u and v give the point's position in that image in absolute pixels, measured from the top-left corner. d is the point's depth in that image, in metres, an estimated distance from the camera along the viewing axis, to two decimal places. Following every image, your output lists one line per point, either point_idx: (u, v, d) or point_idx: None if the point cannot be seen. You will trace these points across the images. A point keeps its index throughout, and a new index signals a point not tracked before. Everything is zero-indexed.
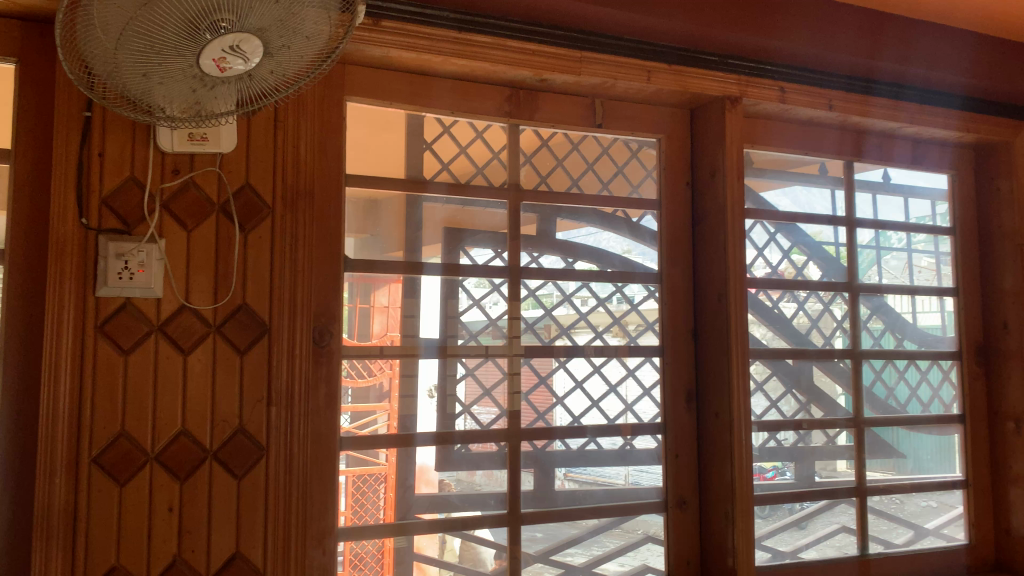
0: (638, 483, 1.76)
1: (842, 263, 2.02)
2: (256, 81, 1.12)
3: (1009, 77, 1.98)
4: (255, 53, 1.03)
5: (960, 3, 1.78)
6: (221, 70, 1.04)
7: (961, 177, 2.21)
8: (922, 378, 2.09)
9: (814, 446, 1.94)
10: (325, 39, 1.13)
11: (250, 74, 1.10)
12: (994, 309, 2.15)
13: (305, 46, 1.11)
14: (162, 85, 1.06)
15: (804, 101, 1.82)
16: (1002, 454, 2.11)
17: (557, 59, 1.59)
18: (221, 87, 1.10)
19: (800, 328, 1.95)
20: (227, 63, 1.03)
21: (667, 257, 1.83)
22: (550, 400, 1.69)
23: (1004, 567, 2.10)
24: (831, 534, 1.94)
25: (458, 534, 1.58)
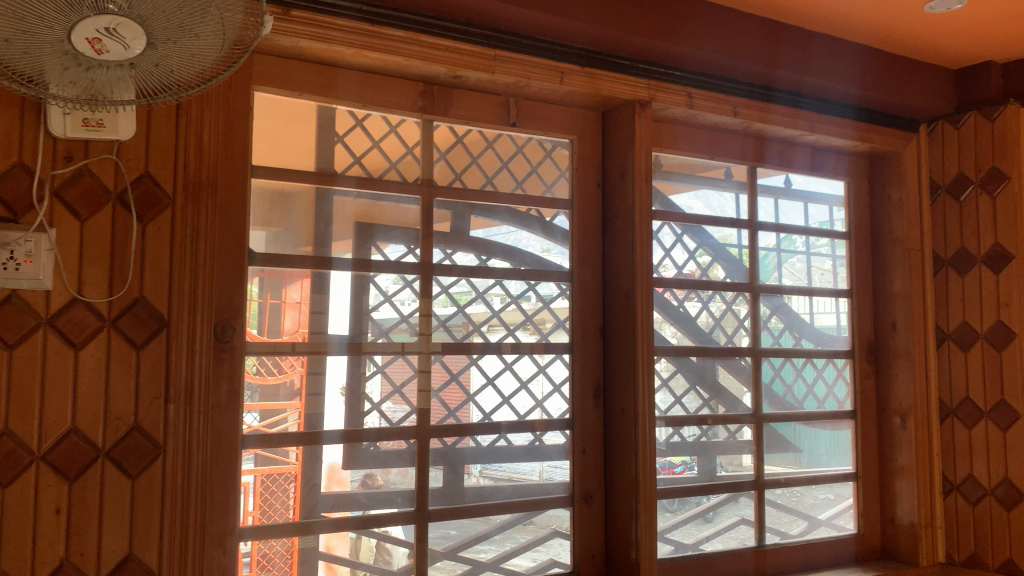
0: (552, 478, 1.78)
1: (743, 264, 2.09)
2: (137, 71, 1.07)
3: (898, 91, 2.09)
4: (134, 38, 0.99)
5: (855, 20, 1.88)
6: (96, 51, 0.99)
7: (856, 183, 2.31)
8: (818, 375, 2.18)
9: (716, 441, 2.00)
10: (218, 41, 1.09)
11: (131, 64, 1.05)
12: (884, 311, 2.27)
13: (194, 44, 1.07)
14: (28, 55, 0.99)
15: (710, 107, 1.88)
16: (889, 447, 2.23)
17: (471, 56, 1.59)
18: (97, 70, 1.04)
19: (704, 327, 2.01)
20: (103, 45, 0.98)
21: (578, 256, 1.85)
22: (461, 398, 1.69)
23: (889, 555, 2.22)
24: (731, 526, 2.00)
25: (369, 532, 1.57)
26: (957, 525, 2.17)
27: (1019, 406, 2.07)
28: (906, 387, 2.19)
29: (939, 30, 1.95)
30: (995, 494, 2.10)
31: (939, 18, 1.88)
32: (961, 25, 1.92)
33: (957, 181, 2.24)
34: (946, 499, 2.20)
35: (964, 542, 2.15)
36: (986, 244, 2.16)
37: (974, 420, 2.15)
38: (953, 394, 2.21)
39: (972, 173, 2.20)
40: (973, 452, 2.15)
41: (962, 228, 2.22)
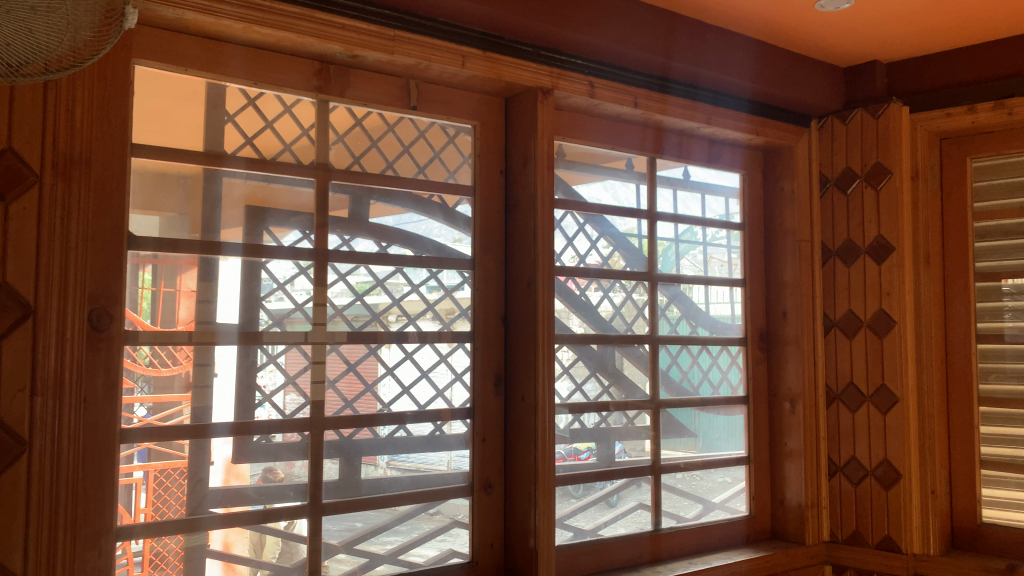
0: (460, 468, 1.78)
1: (643, 254, 2.11)
2: None
3: (789, 86, 2.16)
4: None
5: (752, 15, 1.93)
6: None
7: (751, 176, 2.38)
8: (712, 362, 2.24)
9: (614, 428, 2.02)
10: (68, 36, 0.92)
11: None
12: (775, 299, 2.35)
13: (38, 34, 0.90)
14: None
15: (611, 96, 1.89)
16: (779, 432, 2.31)
17: (369, 36, 1.54)
18: None
19: (604, 315, 2.03)
20: None
21: (480, 244, 1.83)
22: (358, 387, 1.65)
23: (779, 535, 2.30)
24: (629, 511, 2.03)
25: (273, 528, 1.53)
26: (841, 504, 2.27)
27: (898, 390, 2.18)
28: (796, 373, 2.28)
29: (829, 29, 2.02)
30: (875, 474, 2.21)
31: (829, 17, 1.95)
32: (849, 25, 2.00)
33: (844, 175, 2.33)
34: (831, 480, 2.30)
35: (846, 521, 2.25)
36: (870, 236, 2.26)
37: (857, 404, 2.25)
38: (839, 380, 2.31)
39: (859, 167, 2.29)
40: (856, 434, 2.25)
41: (849, 220, 2.31)
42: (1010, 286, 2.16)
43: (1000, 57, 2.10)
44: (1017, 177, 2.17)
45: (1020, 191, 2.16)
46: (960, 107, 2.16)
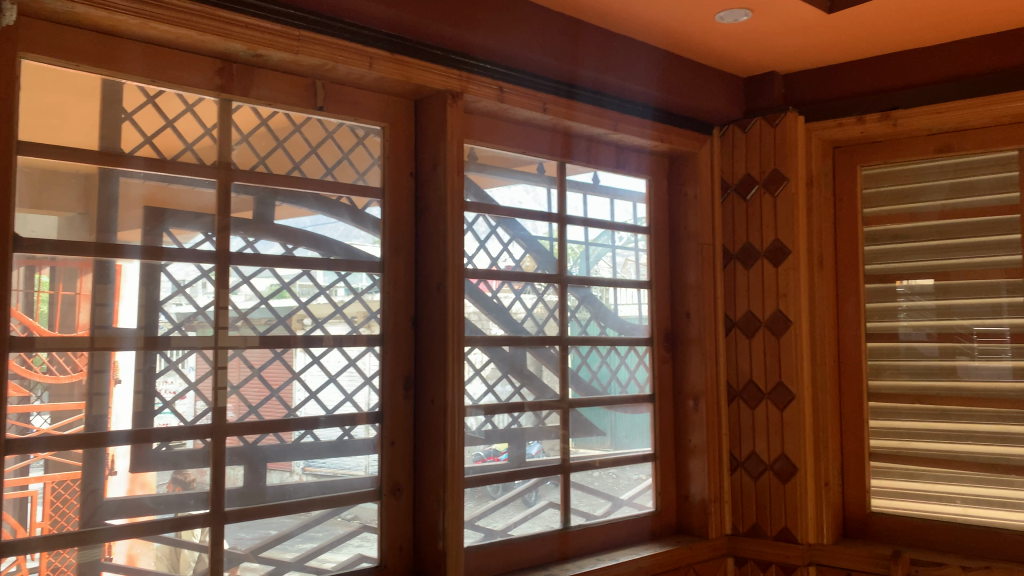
0: (376, 473, 1.77)
1: (553, 256, 2.15)
2: None
3: (691, 94, 2.23)
4: None
5: (655, 25, 1.99)
6: None
7: (657, 181, 2.45)
8: (621, 362, 2.30)
9: (525, 428, 2.04)
10: None
11: None
12: (680, 301, 2.43)
13: None
14: None
15: (521, 101, 1.91)
16: (683, 429, 2.39)
17: (273, 35, 1.52)
18: None
19: (516, 318, 2.05)
20: None
21: (390, 246, 1.82)
22: (263, 392, 1.62)
23: (684, 529, 2.38)
24: (540, 510, 2.06)
25: (174, 540, 1.49)
26: (742, 498, 2.35)
27: (794, 387, 2.27)
28: (699, 372, 2.36)
29: (728, 40, 2.10)
30: (774, 468, 2.30)
31: (727, 29, 2.03)
32: (746, 37, 2.09)
33: (744, 181, 2.41)
34: (733, 475, 2.38)
35: (747, 513, 2.34)
36: (768, 240, 2.35)
37: (757, 401, 2.35)
38: (739, 378, 2.39)
39: (757, 173, 2.38)
40: (755, 430, 2.34)
41: (748, 225, 2.40)
42: (903, 287, 2.28)
43: (886, 71, 2.23)
44: (904, 185, 2.29)
45: (907, 198, 2.29)
46: (851, 118, 2.27)
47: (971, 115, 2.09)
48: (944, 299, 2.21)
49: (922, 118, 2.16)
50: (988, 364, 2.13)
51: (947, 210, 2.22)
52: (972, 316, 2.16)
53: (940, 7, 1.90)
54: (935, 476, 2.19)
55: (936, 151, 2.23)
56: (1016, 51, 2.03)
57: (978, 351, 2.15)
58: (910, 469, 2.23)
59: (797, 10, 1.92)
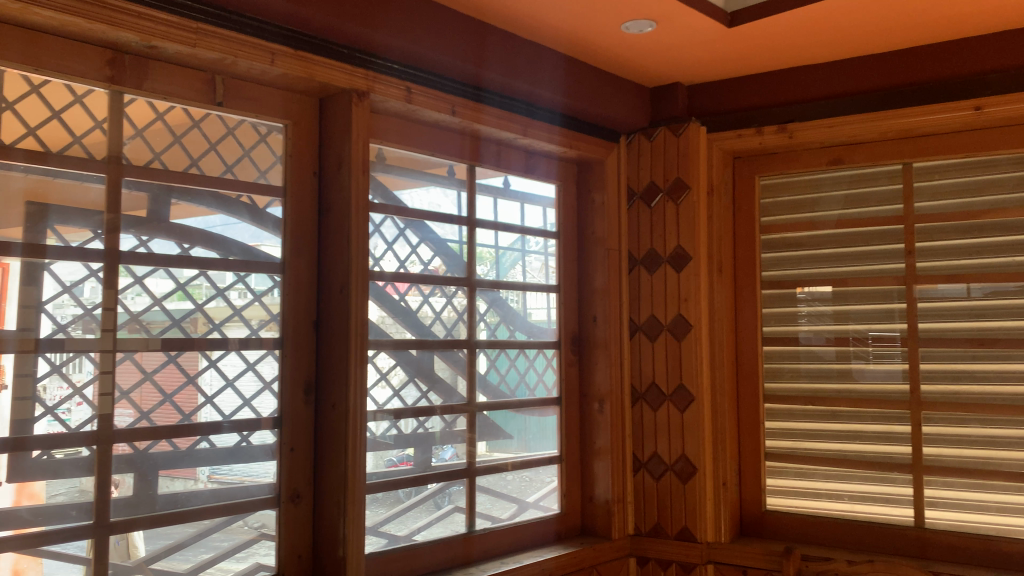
0: (277, 479, 1.73)
1: (462, 259, 2.14)
2: None
3: (598, 102, 2.27)
4: None
5: (563, 32, 2.01)
6: None
7: (565, 187, 2.47)
8: (530, 365, 2.31)
9: (431, 432, 2.02)
10: None
11: None
12: (588, 305, 2.46)
13: None
14: None
15: (427, 102, 1.90)
16: (589, 431, 2.43)
17: (168, 27, 1.47)
18: None
19: (424, 321, 2.03)
20: None
21: (291, 247, 1.78)
22: (156, 398, 1.55)
23: (588, 530, 2.41)
24: (446, 514, 2.05)
25: (56, 553, 1.41)
26: (644, 499, 2.40)
27: (694, 389, 2.34)
28: (604, 374, 2.41)
29: (633, 50, 2.15)
30: (674, 469, 2.36)
31: (633, 39, 2.07)
32: (651, 48, 2.13)
33: (649, 189, 2.47)
34: (636, 475, 2.43)
35: (649, 513, 2.39)
36: (671, 246, 2.41)
37: (659, 403, 2.40)
38: (643, 380, 2.44)
39: (661, 181, 2.44)
40: (658, 432, 2.40)
41: (652, 231, 2.45)
42: (804, 293, 2.37)
43: (783, 85, 2.31)
44: (800, 195, 2.39)
45: (803, 208, 2.38)
46: (749, 129, 2.36)
47: (860, 130, 2.19)
48: (841, 305, 2.31)
49: (815, 131, 2.26)
50: (880, 367, 2.23)
51: (843, 219, 2.32)
52: (867, 321, 2.26)
53: (831, 26, 1.98)
54: (825, 474, 2.29)
55: (829, 163, 2.34)
56: (901, 70, 2.14)
57: (872, 354, 2.25)
58: (802, 468, 2.32)
59: (698, 23, 1.98)
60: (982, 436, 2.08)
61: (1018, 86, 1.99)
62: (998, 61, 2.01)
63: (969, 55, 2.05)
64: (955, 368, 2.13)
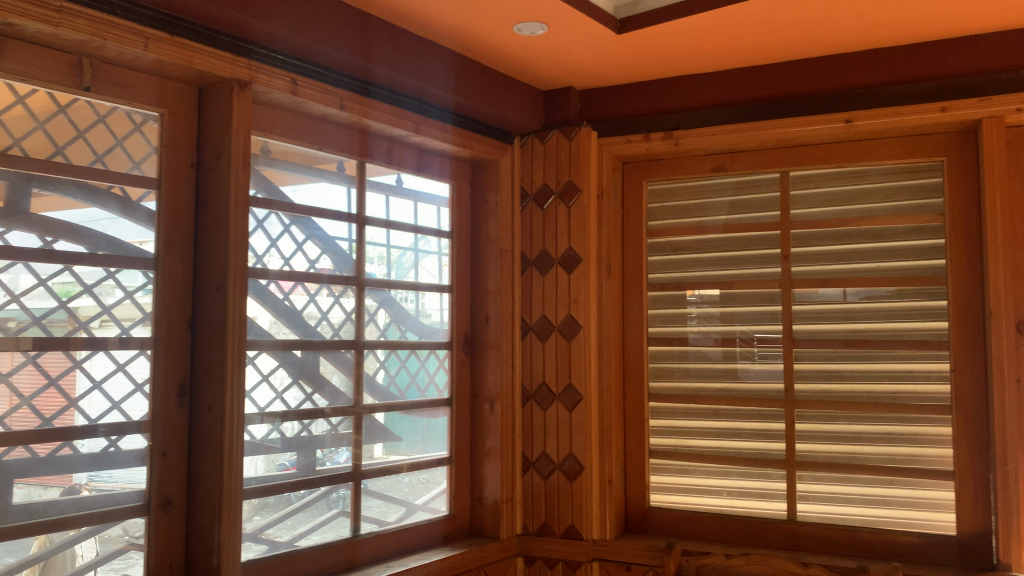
0: (147, 486, 1.64)
1: (351, 257, 2.09)
2: None
3: (491, 102, 2.27)
4: None
5: (455, 31, 2.00)
6: None
7: (459, 187, 2.46)
8: (421, 366, 2.29)
9: (315, 435, 1.97)
10: None
11: None
12: (480, 305, 2.46)
13: None
14: None
15: (314, 95, 1.85)
16: (479, 432, 2.42)
17: (28, 3, 1.37)
18: None
19: (309, 321, 1.97)
20: None
21: (165, 242, 1.69)
22: (12, 402, 1.45)
23: (476, 531, 2.40)
24: (330, 519, 2.00)
25: None
26: (532, 499, 2.41)
27: (582, 388, 2.37)
28: (496, 375, 2.41)
29: (526, 52, 2.16)
30: (562, 468, 2.38)
31: (524, 41, 2.08)
32: (543, 50, 2.15)
33: (542, 190, 2.48)
34: (525, 476, 2.44)
35: (537, 513, 2.40)
36: (562, 247, 2.43)
37: (548, 402, 2.42)
38: (533, 381, 2.45)
39: (553, 184, 2.46)
40: (546, 432, 2.42)
41: (544, 233, 2.47)
42: (694, 296, 2.42)
43: (670, 93, 2.38)
44: (685, 201, 2.46)
45: (689, 213, 2.45)
46: (637, 135, 2.41)
47: (742, 138, 2.28)
48: (728, 307, 2.38)
49: (699, 138, 2.33)
50: (764, 367, 2.31)
51: (729, 224, 2.39)
52: (752, 323, 2.34)
53: (714, 37, 2.05)
54: (706, 471, 2.36)
55: (713, 170, 2.41)
56: (779, 83, 2.24)
57: (757, 354, 2.33)
58: (685, 465, 2.39)
59: (589, 28, 2.00)
60: (849, 433, 2.20)
61: (884, 102, 2.11)
62: (867, 78, 2.13)
63: (840, 72, 2.16)
64: (826, 367, 2.24)
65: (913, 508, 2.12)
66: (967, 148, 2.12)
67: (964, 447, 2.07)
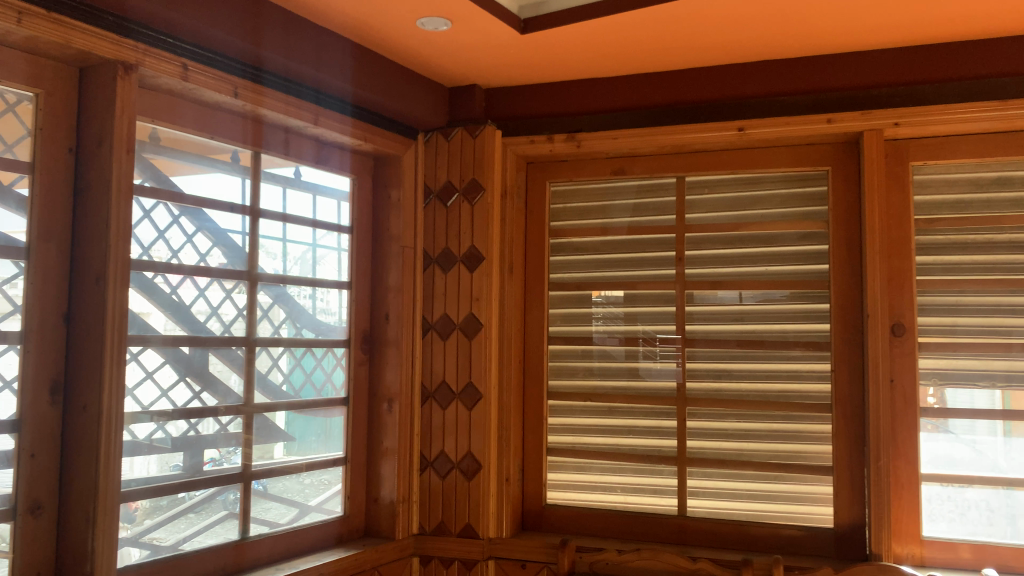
0: (14, 489, 1.54)
1: (244, 251, 2.03)
2: None
3: (393, 96, 2.24)
4: None
5: (357, 22, 1.97)
6: None
7: (360, 181, 2.42)
8: (317, 364, 2.24)
9: (202, 435, 1.89)
10: None
11: None
12: (380, 302, 2.42)
13: None
14: None
15: (204, 81, 1.79)
16: (376, 432, 2.39)
17: None
18: None
19: (198, 317, 1.90)
20: None
21: (39, 231, 1.60)
22: None
23: (371, 532, 2.37)
24: (217, 522, 1.93)
25: None
26: (429, 498, 2.40)
27: (482, 387, 2.37)
28: (395, 374, 2.38)
29: (429, 47, 2.14)
30: (460, 467, 2.37)
31: (428, 36, 2.06)
32: (447, 46, 2.14)
33: (445, 188, 2.47)
34: (422, 475, 2.42)
35: (434, 512, 2.39)
36: (465, 245, 2.43)
37: (448, 401, 2.41)
38: (433, 379, 2.44)
39: (457, 181, 2.45)
40: (445, 431, 2.40)
41: (446, 230, 2.46)
42: (600, 297, 2.45)
43: (573, 95, 2.40)
44: (587, 202, 2.49)
45: (590, 214, 2.48)
46: (541, 135, 2.42)
47: (641, 142, 2.32)
48: (632, 307, 2.41)
49: (599, 140, 2.36)
50: (666, 366, 2.36)
51: (633, 227, 2.43)
52: (654, 323, 2.39)
53: (616, 41, 2.08)
54: (601, 468, 2.40)
55: (613, 172, 2.45)
56: (677, 89, 2.29)
57: (658, 354, 2.37)
58: (581, 462, 2.43)
59: (492, 27, 2.00)
60: (737, 430, 2.28)
61: (775, 112, 2.19)
62: (759, 88, 2.21)
63: (734, 81, 2.23)
64: (718, 367, 2.31)
65: (795, 503, 2.21)
66: (849, 159, 2.23)
67: (841, 443, 2.17)
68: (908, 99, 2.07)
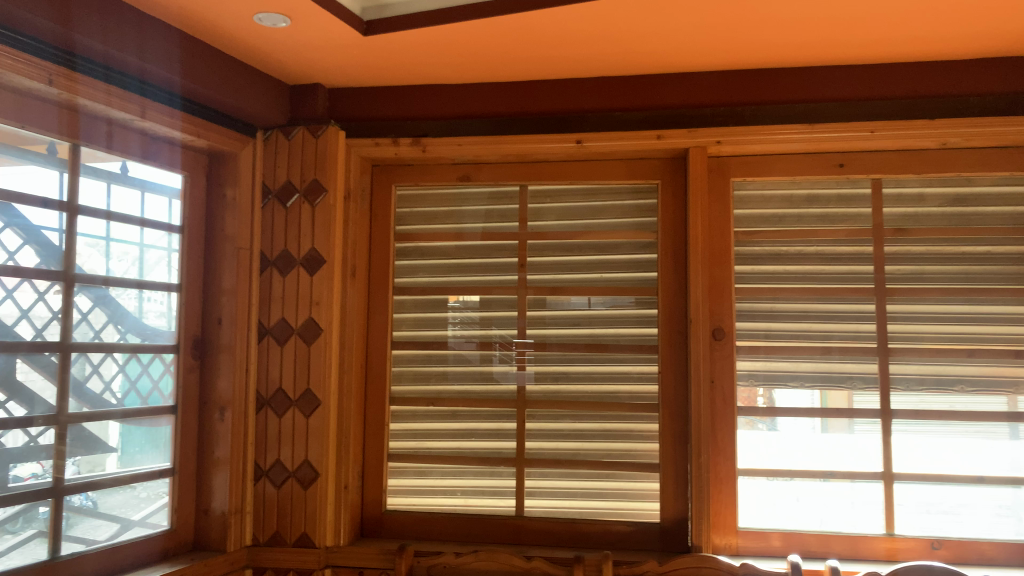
0: None
1: (60, 250, 1.89)
2: None
3: (229, 92, 2.17)
4: None
5: (188, 12, 1.88)
6: None
7: (193, 179, 2.31)
8: (142, 370, 2.12)
9: (7, 448, 1.74)
10: None
11: None
12: (213, 305, 2.33)
13: None
14: None
15: (12, 65, 1.66)
16: (207, 440, 2.29)
17: None
18: None
19: (5, 320, 1.75)
20: None
21: None
22: None
23: (200, 546, 2.27)
24: (26, 541, 1.79)
25: None
26: (263, 508, 2.32)
27: (320, 394, 2.32)
28: (227, 381, 2.29)
29: (269, 43, 2.08)
30: (296, 475, 2.31)
31: (267, 32, 2.01)
32: (287, 44, 2.09)
33: (285, 188, 2.40)
34: (256, 485, 2.34)
35: (268, 522, 2.31)
36: (305, 248, 2.37)
37: (284, 408, 2.34)
38: (268, 386, 2.36)
39: (297, 182, 2.39)
40: (281, 439, 2.33)
41: (286, 232, 2.39)
42: (459, 301, 2.46)
43: (417, 100, 2.41)
44: (432, 207, 2.50)
45: (437, 219, 2.50)
46: (386, 139, 2.41)
47: (484, 150, 2.36)
48: (487, 312, 2.44)
49: (444, 146, 2.38)
50: (520, 370, 2.40)
51: (486, 232, 2.46)
52: (509, 328, 2.42)
53: (460, 49, 2.11)
54: (442, 472, 2.41)
55: (458, 179, 2.48)
56: (519, 100, 2.35)
57: (514, 358, 2.40)
58: (422, 466, 2.43)
59: (333, 27, 1.98)
60: (573, 431, 2.36)
61: (610, 126, 2.29)
62: (596, 102, 2.30)
63: (573, 94, 2.31)
64: (558, 369, 2.38)
65: (628, 500, 2.31)
66: (677, 173, 2.36)
67: (668, 441, 2.29)
68: (729, 119, 2.22)
